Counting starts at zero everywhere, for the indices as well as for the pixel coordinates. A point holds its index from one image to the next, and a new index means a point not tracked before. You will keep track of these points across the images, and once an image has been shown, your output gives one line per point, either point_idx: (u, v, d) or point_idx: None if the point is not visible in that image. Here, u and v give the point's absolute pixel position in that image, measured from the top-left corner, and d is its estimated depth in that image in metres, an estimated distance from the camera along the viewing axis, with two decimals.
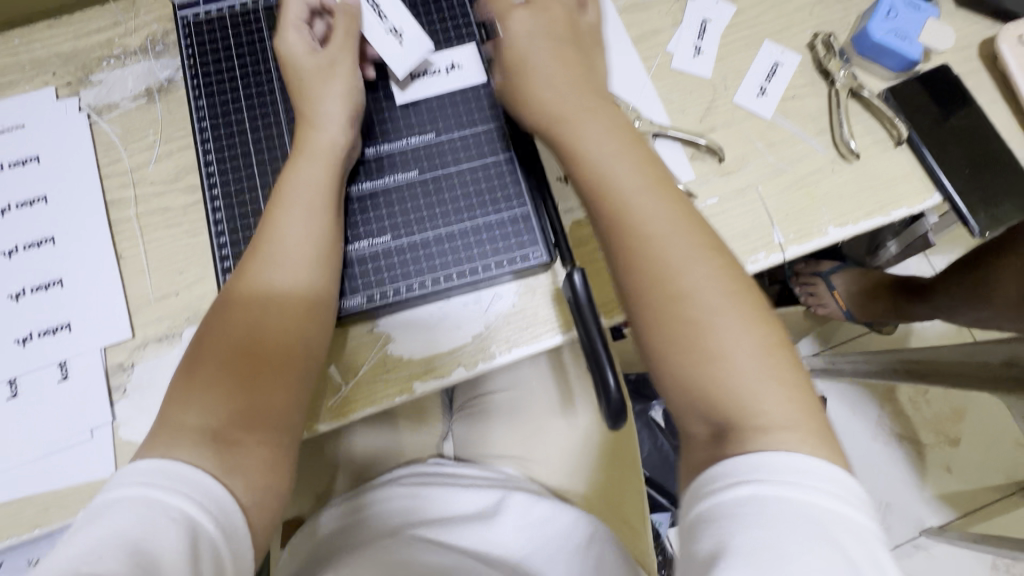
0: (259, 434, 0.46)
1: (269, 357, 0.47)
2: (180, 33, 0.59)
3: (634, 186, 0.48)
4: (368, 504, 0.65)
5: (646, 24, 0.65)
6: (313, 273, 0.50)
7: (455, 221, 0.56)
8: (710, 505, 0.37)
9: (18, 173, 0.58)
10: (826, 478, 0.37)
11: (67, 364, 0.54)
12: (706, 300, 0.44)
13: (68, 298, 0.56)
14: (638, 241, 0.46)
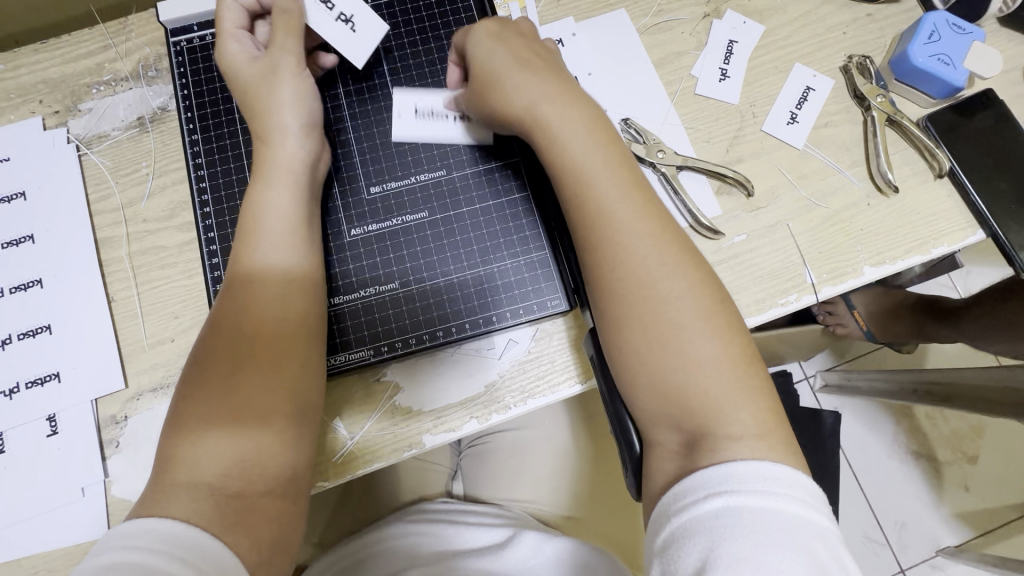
0: (259, 481, 0.42)
1: (259, 408, 0.43)
2: (173, 60, 0.56)
3: (641, 238, 0.44)
4: (370, 543, 0.63)
5: (668, 45, 0.61)
6: (297, 301, 0.47)
7: (467, 265, 0.53)
8: (683, 520, 0.35)
9: (4, 211, 0.55)
10: (794, 484, 0.35)
11: (56, 417, 0.51)
12: (703, 374, 0.41)
13: (58, 345, 0.52)
14: (638, 295, 0.43)
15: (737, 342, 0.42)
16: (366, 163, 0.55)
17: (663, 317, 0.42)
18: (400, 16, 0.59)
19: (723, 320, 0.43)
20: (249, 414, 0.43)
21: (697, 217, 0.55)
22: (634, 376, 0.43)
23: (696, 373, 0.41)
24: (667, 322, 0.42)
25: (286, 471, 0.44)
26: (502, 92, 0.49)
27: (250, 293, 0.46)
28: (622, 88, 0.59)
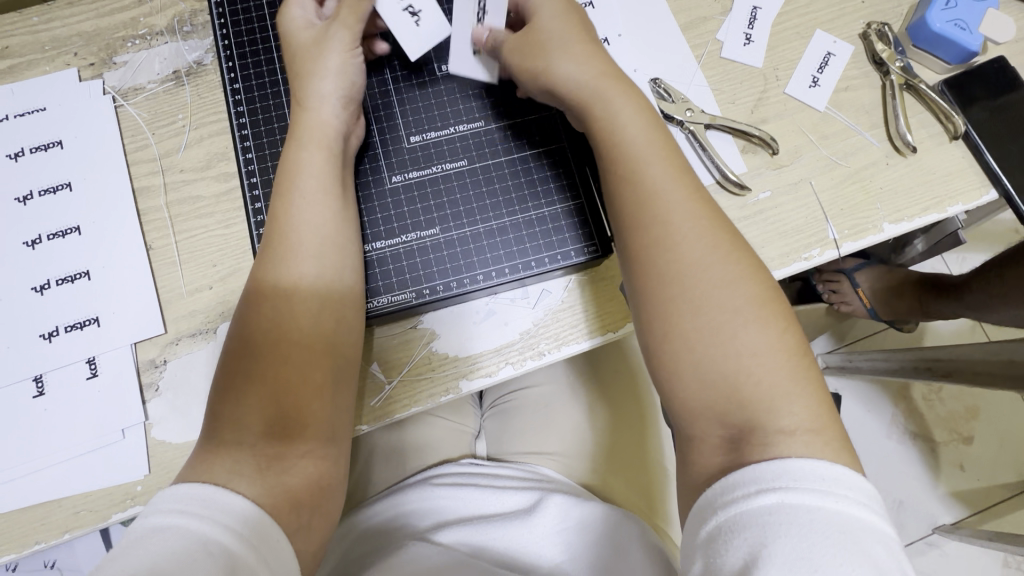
0: (302, 438, 0.42)
1: (300, 362, 0.43)
2: (217, 22, 0.58)
3: (671, 223, 0.45)
4: (396, 504, 0.62)
5: (694, 11, 0.62)
6: (330, 264, 0.47)
7: (504, 215, 0.55)
8: (732, 512, 0.36)
9: (40, 159, 0.55)
10: (849, 484, 0.35)
11: (96, 360, 0.52)
12: (748, 357, 0.42)
13: (96, 291, 0.53)
14: (664, 285, 0.44)
15: (776, 331, 0.42)
16: (406, 114, 0.56)
17: (709, 295, 0.43)
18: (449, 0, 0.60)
19: (751, 272, 0.44)
20: (288, 373, 0.43)
21: (725, 172, 0.57)
22: (671, 335, 0.43)
23: (738, 338, 0.42)
24: (714, 306, 0.43)
25: (326, 429, 0.44)
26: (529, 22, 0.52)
27: (284, 254, 0.46)
28: (651, 49, 0.61)
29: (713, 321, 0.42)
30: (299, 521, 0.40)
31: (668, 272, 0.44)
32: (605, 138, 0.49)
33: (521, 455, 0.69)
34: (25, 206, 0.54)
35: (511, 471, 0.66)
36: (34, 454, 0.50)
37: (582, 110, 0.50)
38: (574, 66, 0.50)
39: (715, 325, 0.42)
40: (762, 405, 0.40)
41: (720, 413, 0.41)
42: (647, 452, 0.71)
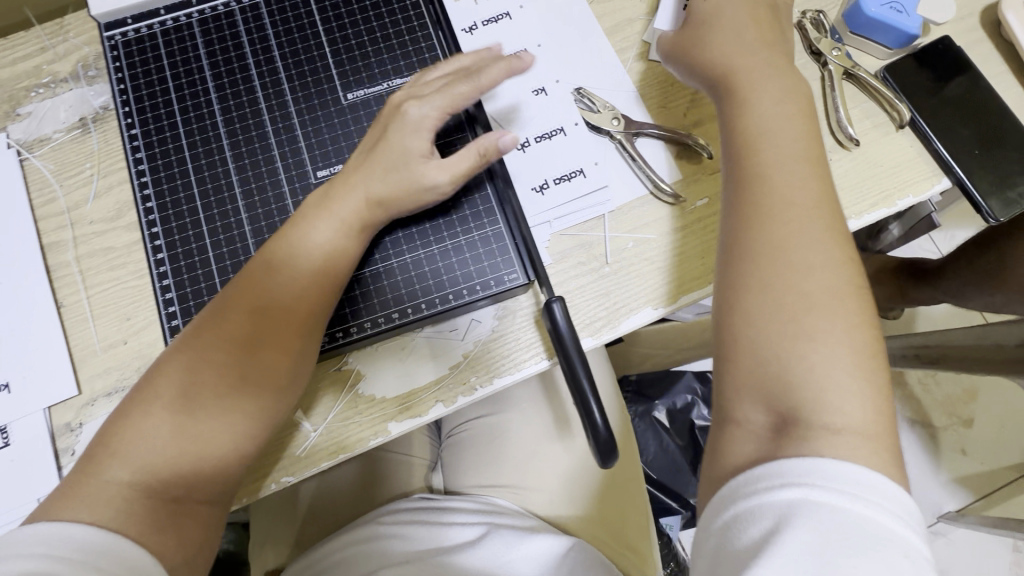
0: (207, 468, 0.41)
1: (232, 418, 0.41)
2: (108, 54, 0.53)
3: (802, 228, 0.41)
4: (343, 546, 0.59)
5: (619, 13, 0.59)
6: (308, 305, 0.44)
7: (421, 245, 0.52)
8: (750, 504, 0.33)
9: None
10: (886, 494, 0.32)
11: (8, 429, 0.50)
12: (840, 378, 0.36)
13: (5, 355, 0.51)
14: (791, 298, 0.39)
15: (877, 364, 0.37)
16: (312, 143, 0.51)
17: (800, 313, 0.38)
18: (354, 49, 0.53)
19: (845, 253, 0.40)
20: (218, 425, 0.41)
21: (658, 182, 0.54)
22: (732, 321, 0.40)
23: (816, 324, 0.38)
24: (808, 325, 0.38)
25: (232, 464, 0.42)
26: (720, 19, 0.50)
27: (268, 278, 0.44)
28: (574, 56, 0.57)
29: (773, 301, 0.39)
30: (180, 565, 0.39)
31: (790, 295, 0.39)
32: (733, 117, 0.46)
33: (476, 486, 0.67)
34: None
35: (463, 504, 0.63)
36: None
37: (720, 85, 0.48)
38: (728, 41, 0.49)
39: (824, 352, 0.37)
40: (824, 396, 0.36)
41: (770, 397, 0.37)
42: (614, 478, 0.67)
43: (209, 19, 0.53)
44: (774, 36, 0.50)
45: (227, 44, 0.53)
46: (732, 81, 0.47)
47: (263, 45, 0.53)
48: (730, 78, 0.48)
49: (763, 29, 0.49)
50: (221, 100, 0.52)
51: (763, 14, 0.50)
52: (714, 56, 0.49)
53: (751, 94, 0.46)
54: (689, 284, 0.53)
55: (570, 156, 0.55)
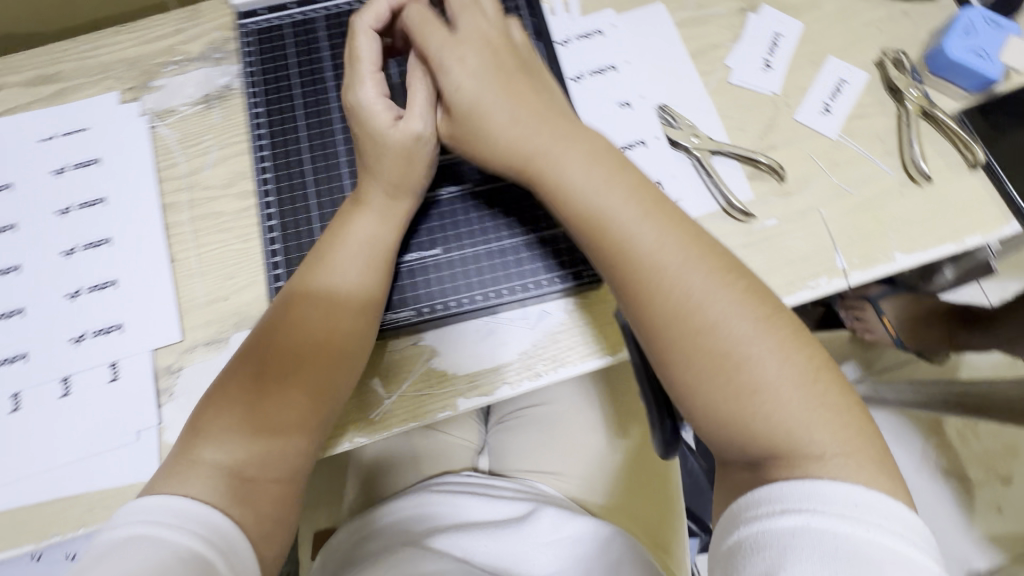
0: (267, 463, 0.44)
1: (277, 419, 0.45)
2: (242, 41, 0.59)
3: (699, 286, 0.43)
4: (394, 510, 0.63)
5: (704, 38, 0.63)
6: (334, 319, 0.48)
7: (506, 238, 0.57)
8: (755, 530, 0.37)
9: (79, 175, 0.60)
10: (883, 514, 0.36)
11: (118, 364, 0.55)
12: (789, 409, 0.41)
13: (121, 299, 0.57)
14: (721, 359, 0.42)
15: (800, 357, 0.42)
16: None
17: (739, 373, 0.41)
18: None
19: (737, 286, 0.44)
20: (258, 432, 0.44)
21: (730, 200, 0.57)
22: (674, 377, 0.43)
23: (746, 365, 0.41)
24: (745, 377, 0.41)
25: (287, 460, 0.45)
26: (484, 105, 0.48)
27: (314, 296, 0.48)
28: (660, 75, 0.61)
29: (703, 360, 0.42)
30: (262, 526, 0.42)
31: (725, 359, 0.42)
32: (552, 192, 0.47)
33: (520, 472, 0.70)
34: (65, 218, 0.59)
35: (509, 485, 0.67)
36: (57, 451, 0.53)
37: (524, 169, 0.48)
38: (507, 112, 0.48)
39: (772, 393, 0.41)
40: (784, 424, 0.40)
41: (743, 437, 0.41)
42: (653, 479, 0.69)
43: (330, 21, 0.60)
44: (535, 97, 0.49)
45: None
46: (537, 163, 0.47)
47: None
48: (535, 155, 0.48)
49: (527, 97, 0.49)
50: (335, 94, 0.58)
51: (506, 63, 0.49)
52: (496, 146, 0.49)
53: (563, 158, 0.47)
54: None
55: (649, 166, 0.57)
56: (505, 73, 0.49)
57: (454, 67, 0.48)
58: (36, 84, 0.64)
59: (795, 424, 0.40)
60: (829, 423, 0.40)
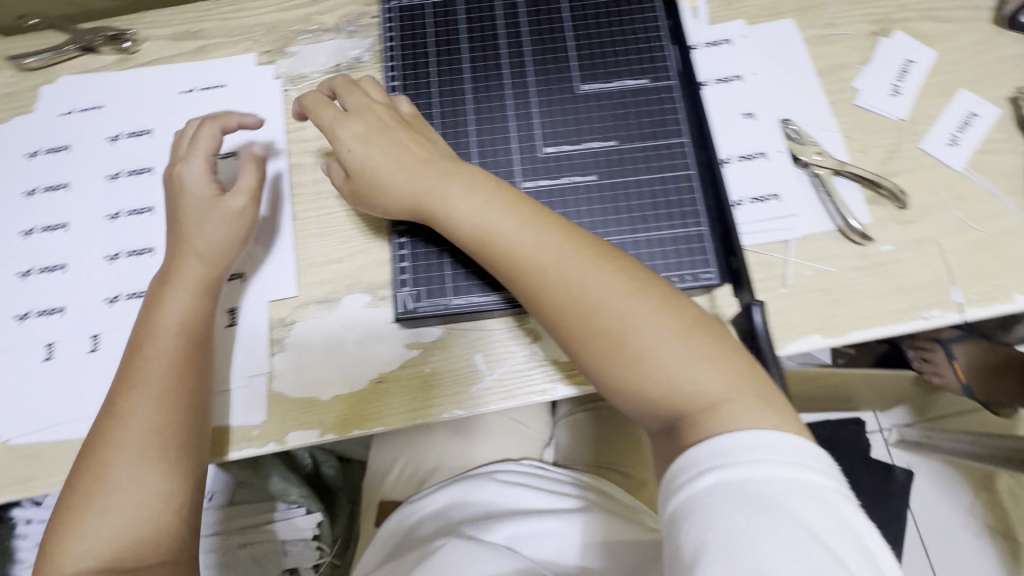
0: (148, 543, 0.46)
1: (126, 500, 0.47)
2: (384, 16, 0.61)
3: (617, 295, 0.44)
4: (455, 496, 0.65)
5: (832, 57, 0.62)
6: (150, 384, 0.50)
7: (628, 232, 0.53)
8: (683, 497, 0.37)
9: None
10: (784, 445, 0.38)
11: (237, 311, 0.58)
12: (703, 402, 0.41)
13: (244, 250, 0.59)
14: (614, 339, 0.43)
15: (727, 365, 0.42)
16: (545, 121, 0.55)
17: (677, 378, 0.42)
18: (595, 47, 0.58)
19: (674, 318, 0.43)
20: (127, 509, 0.46)
21: (850, 221, 0.56)
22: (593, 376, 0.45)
23: (636, 338, 0.43)
24: (655, 367, 0.42)
25: (148, 527, 0.47)
26: (346, 145, 0.52)
27: (142, 340, 0.52)
28: (787, 90, 0.61)
29: (603, 344, 0.44)
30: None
31: (637, 353, 0.43)
32: (444, 224, 0.49)
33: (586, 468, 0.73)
34: None
35: (559, 477, 0.67)
36: None
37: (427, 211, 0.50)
38: (353, 141, 0.52)
39: (714, 392, 0.41)
40: (675, 385, 0.42)
41: (661, 409, 0.42)
42: None
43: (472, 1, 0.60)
44: (424, 146, 0.52)
45: (485, 23, 0.59)
46: (426, 198, 0.50)
47: (515, 31, 0.59)
48: (421, 191, 0.50)
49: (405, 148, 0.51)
50: (470, 72, 0.58)
51: (392, 128, 0.52)
52: (390, 195, 0.51)
53: (444, 189, 0.49)
54: (862, 321, 0.55)
55: (769, 180, 0.58)
56: (390, 129, 0.52)
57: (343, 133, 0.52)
58: (181, 39, 0.68)
59: (702, 387, 0.41)
60: (717, 368, 0.42)
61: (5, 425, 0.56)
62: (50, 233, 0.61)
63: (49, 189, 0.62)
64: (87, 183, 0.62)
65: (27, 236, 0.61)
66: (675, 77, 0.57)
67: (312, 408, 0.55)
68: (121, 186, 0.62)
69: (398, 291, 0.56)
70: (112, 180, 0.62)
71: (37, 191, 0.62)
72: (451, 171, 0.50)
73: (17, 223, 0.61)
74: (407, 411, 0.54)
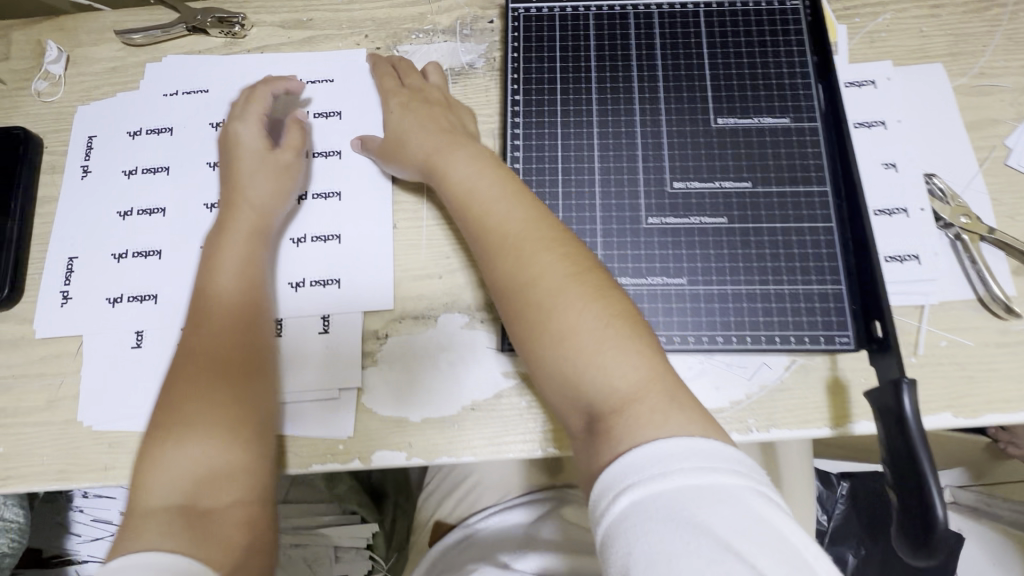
0: (226, 473, 0.45)
1: (209, 417, 0.46)
2: (509, 26, 0.59)
3: (561, 281, 0.43)
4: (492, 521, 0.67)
5: (985, 110, 0.57)
6: (226, 307, 0.51)
7: (759, 283, 0.49)
8: (608, 526, 0.33)
9: (318, 125, 0.61)
10: (673, 453, 0.34)
11: (330, 319, 0.55)
12: (594, 388, 0.39)
13: (342, 256, 0.57)
14: (547, 321, 0.42)
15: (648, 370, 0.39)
16: (675, 155, 0.53)
17: (584, 360, 0.40)
18: (735, 81, 0.55)
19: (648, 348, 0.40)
20: (203, 431, 0.46)
21: (993, 292, 0.52)
22: (535, 361, 0.43)
23: (568, 316, 0.41)
24: (591, 366, 0.40)
25: (233, 454, 0.46)
26: (403, 125, 0.55)
27: (200, 288, 0.52)
28: (933, 142, 0.56)
29: (541, 317, 0.42)
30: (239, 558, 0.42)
31: (562, 335, 0.41)
32: (460, 202, 0.49)
33: None
34: None
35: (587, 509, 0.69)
36: None
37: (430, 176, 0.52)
38: (412, 118, 0.55)
39: (615, 379, 0.39)
40: (597, 368, 0.39)
41: (571, 390, 0.41)
42: None
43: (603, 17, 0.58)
44: (445, 122, 0.54)
45: (617, 44, 0.57)
46: (432, 164, 0.52)
47: (650, 56, 0.56)
48: (429, 162, 0.52)
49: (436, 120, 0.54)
50: (599, 94, 0.56)
51: (436, 105, 0.56)
52: (411, 157, 0.54)
53: (449, 162, 0.51)
54: (1000, 406, 0.50)
55: (908, 238, 0.54)
56: (435, 107, 0.56)
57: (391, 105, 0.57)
58: (290, 27, 0.66)
59: (598, 366, 0.39)
60: (635, 367, 0.39)
61: (87, 408, 0.55)
62: (147, 217, 0.60)
63: (148, 171, 0.62)
64: (188, 168, 0.61)
65: (125, 217, 0.61)
66: (820, 121, 0.53)
67: (400, 429, 0.53)
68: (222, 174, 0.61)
69: (507, 322, 0.54)
70: (213, 168, 0.61)
71: (137, 173, 0.62)
72: (453, 146, 0.51)
73: (116, 203, 0.61)
74: (499, 443, 0.52)
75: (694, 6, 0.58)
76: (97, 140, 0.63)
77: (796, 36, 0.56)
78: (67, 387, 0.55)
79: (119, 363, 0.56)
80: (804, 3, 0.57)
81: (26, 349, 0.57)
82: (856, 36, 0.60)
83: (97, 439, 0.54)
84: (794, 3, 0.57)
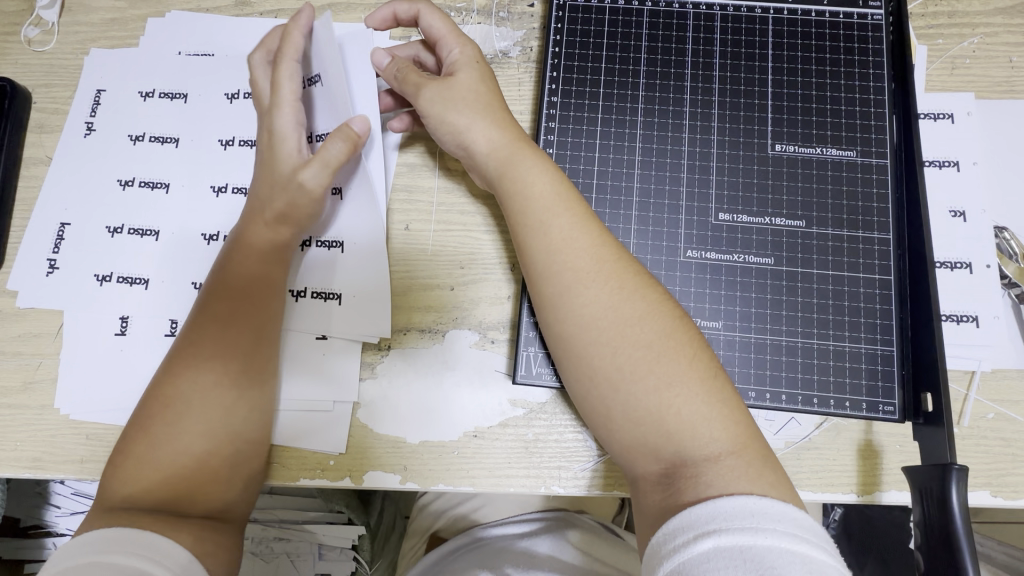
0: (206, 476, 0.43)
1: (194, 420, 0.43)
2: (552, 12, 0.52)
3: (644, 331, 0.39)
4: (494, 528, 0.66)
5: None
6: (225, 299, 0.47)
7: (802, 335, 0.46)
8: (674, 566, 0.30)
9: (321, 97, 0.51)
10: (770, 514, 0.31)
11: (329, 337, 0.51)
12: (688, 445, 0.36)
13: (348, 265, 0.52)
14: (634, 372, 0.38)
15: (732, 424, 0.37)
16: (724, 183, 0.49)
17: (663, 414, 0.37)
18: (801, 104, 0.50)
19: (728, 399, 0.38)
20: (187, 429, 0.43)
21: None
22: (607, 410, 0.39)
23: (660, 368, 0.38)
24: (681, 425, 0.36)
25: (215, 459, 0.43)
26: (468, 86, 0.48)
27: (209, 285, 0.48)
28: (1009, 190, 0.51)
29: (631, 360, 0.38)
30: (207, 554, 0.39)
31: (644, 386, 0.38)
32: (539, 210, 0.43)
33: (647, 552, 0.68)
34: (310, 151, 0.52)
35: (595, 526, 0.68)
36: None
37: (498, 172, 0.46)
38: (478, 87, 0.48)
39: (698, 435, 0.36)
40: (681, 426, 0.36)
41: (648, 442, 0.37)
42: None
43: (660, 13, 0.52)
44: (510, 120, 0.48)
45: (671, 48, 0.51)
46: (509, 164, 0.45)
47: (708, 67, 0.51)
48: (509, 155, 0.46)
49: (498, 101, 0.48)
50: (646, 104, 0.50)
51: (490, 77, 0.49)
52: (489, 131, 0.46)
53: (523, 171, 0.45)
54: None
55: (966, 297, 0.49)
56: (490, 82, 0.49)
57: (457, 54, 0.49)
58: None
59: (691, 420, 0.36)
60: (723, 422, 0.36)
61: (67, 395, 0.51)
62: (150, 190, 0.56)
63: (157, 139, 0.57)
64: (194, 144, 0.56)
65: (126, 187, 0.56)
66: (889, 161, 0.48)
67: (395, 449, 0.49)
68: (232, 156, 0.56)
69: (524, 349, 0.50)
70: (224, 147, 0.56)
71: (144, 139, 0.57)
72: (528, 152, 0.46)
73: (113, 170, 0.56)
74: (499, 476, 0.48)
75: (763, 12, 0.51)
76: (105, 95, 0.58)
77: (873, 58, 0.50)
78: (47, 370, 0.52)
79: (103, 352, 0.52)
80: (886, 19, 0.51)
81: (5, 325, 0.53)
82: (938, 59, 0.54)
83: (75, 429, 0.50)
84: (876, 18, 0.51)
